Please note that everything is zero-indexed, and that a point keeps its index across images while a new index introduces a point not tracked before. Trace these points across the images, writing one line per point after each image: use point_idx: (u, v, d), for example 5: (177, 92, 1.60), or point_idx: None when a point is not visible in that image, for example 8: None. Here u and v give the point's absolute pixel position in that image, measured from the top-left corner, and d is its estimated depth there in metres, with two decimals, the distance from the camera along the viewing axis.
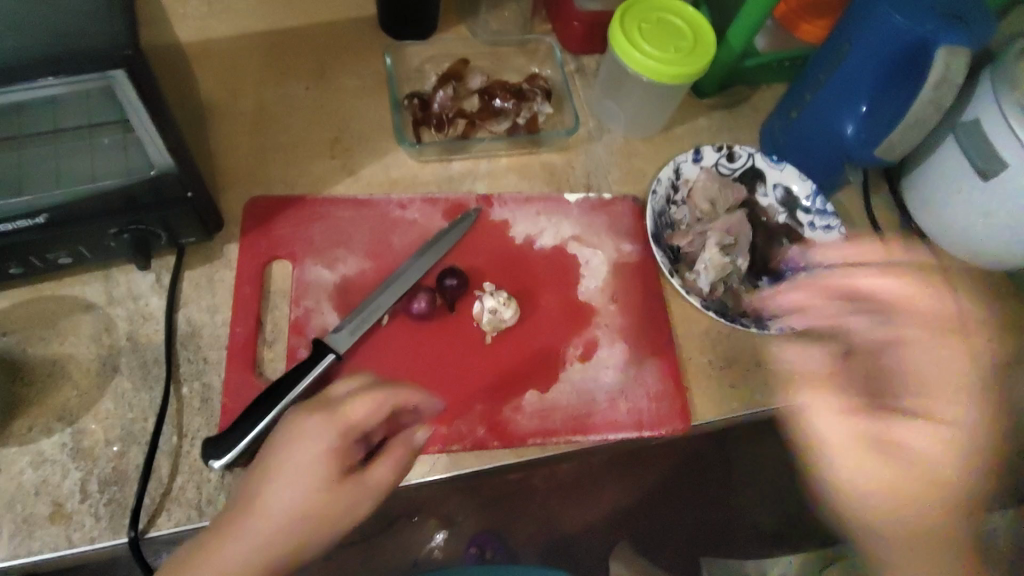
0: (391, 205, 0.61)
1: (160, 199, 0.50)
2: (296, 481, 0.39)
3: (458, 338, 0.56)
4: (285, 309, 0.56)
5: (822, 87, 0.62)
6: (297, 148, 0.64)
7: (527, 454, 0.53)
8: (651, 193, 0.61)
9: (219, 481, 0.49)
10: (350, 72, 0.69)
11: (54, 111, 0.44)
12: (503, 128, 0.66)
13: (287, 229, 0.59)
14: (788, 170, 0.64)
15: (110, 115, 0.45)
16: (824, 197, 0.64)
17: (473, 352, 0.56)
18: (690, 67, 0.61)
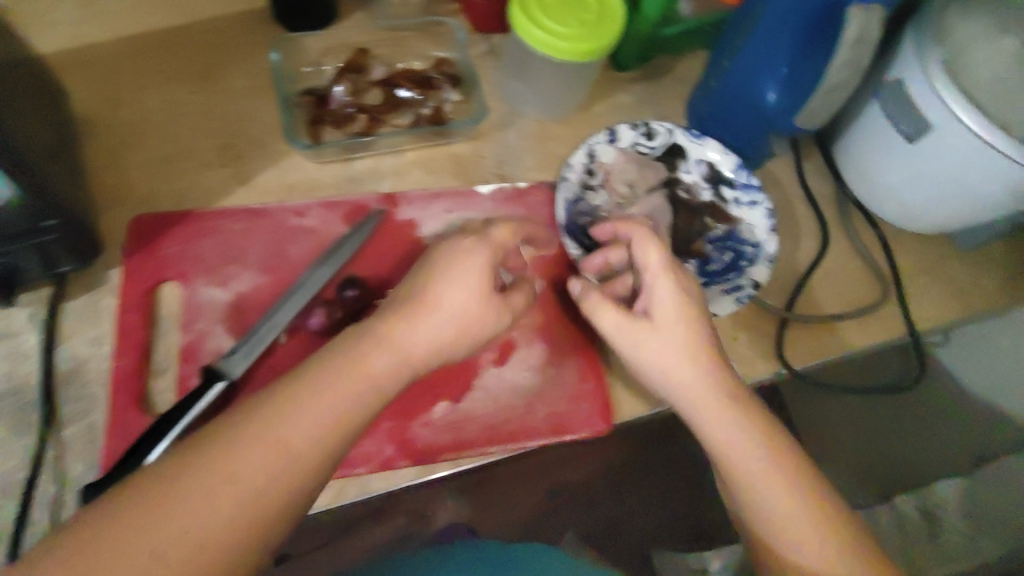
0: (286, 213, 0.57)
1: (31, 228, 0.45)
2: (464, 284, 0.44)
3: None
4: (174, 335, 0.52)
5: (739, 53, 0.57)
6: (186, 156, 0.59)
7: (440, 471, 0.50)
8: (561, 181, 0.58)
9: None
10: (239, 71, 0.64)
11: None
12: (406, 121, 0.62)
13: (174, 247, 0.55)
14: (711, 145, 0.59)
15: None
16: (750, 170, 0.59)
17: None
18: (596, 41, 0.56)
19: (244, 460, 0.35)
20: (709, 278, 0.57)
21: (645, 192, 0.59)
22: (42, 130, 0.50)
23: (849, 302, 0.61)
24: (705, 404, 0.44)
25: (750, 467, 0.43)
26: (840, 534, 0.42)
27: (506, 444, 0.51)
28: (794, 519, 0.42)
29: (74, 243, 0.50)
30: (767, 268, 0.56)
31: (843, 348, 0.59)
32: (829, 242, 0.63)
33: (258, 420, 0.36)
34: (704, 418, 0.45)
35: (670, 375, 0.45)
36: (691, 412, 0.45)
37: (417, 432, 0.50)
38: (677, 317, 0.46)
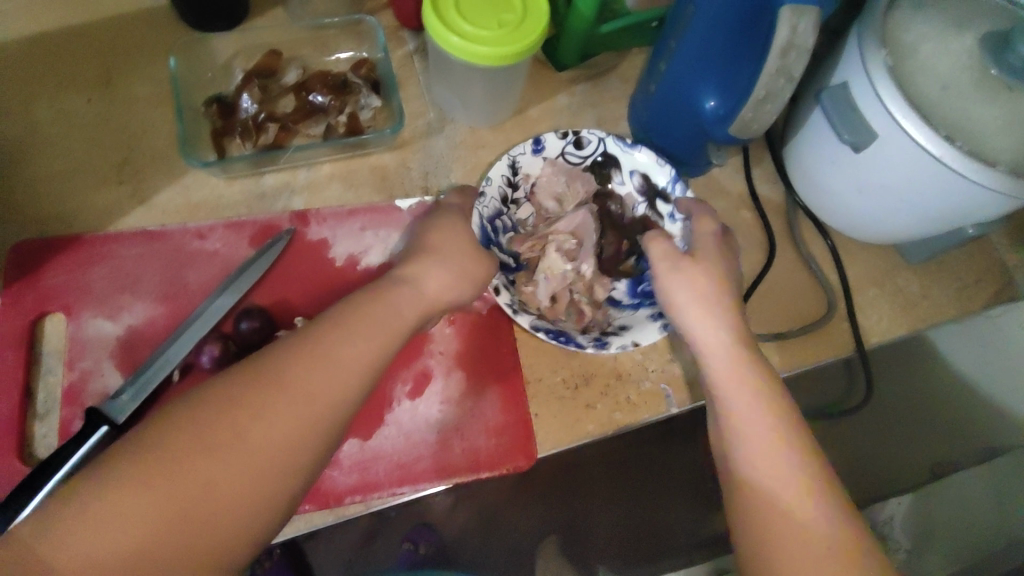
0: (187, 236, 0.53)
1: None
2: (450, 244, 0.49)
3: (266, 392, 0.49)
4: (59, 374, 0.49)
5: (673, 56, 0.54)
6: (78, 175, 0.55)
7: (348, 513, 0.47)
8: (477, 196, 0.54)
9: None
10: (142, 75, 0.58)
11: None
12: (319, 130, 0.58)
13: (61, 277, 0.51)
14: (645, 156, 0.57)
15: None
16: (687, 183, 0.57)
17: None
18: (515, 45, 0.52)
19: (221, 454, 0.35)
20: (638, 301, 0.55)
21: (572, 208, 0.57)
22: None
23: (792, 317, 0.58)
24: (723, 348, 0.46)
25: (753, 417, 0.43)
26: (824, 493, 0.40)
27: (417, 484, 0.48)
28: (785, 471, 0.41)
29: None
30: None
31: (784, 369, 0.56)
32: (776, 254, 0.60)
33: (233, 416, 0.36)
34: (721, 364, 0.45)
35: (700, 319, 0.47)
36: (714, 360, 0.46)
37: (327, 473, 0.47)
38: (714, 272, 0.49)
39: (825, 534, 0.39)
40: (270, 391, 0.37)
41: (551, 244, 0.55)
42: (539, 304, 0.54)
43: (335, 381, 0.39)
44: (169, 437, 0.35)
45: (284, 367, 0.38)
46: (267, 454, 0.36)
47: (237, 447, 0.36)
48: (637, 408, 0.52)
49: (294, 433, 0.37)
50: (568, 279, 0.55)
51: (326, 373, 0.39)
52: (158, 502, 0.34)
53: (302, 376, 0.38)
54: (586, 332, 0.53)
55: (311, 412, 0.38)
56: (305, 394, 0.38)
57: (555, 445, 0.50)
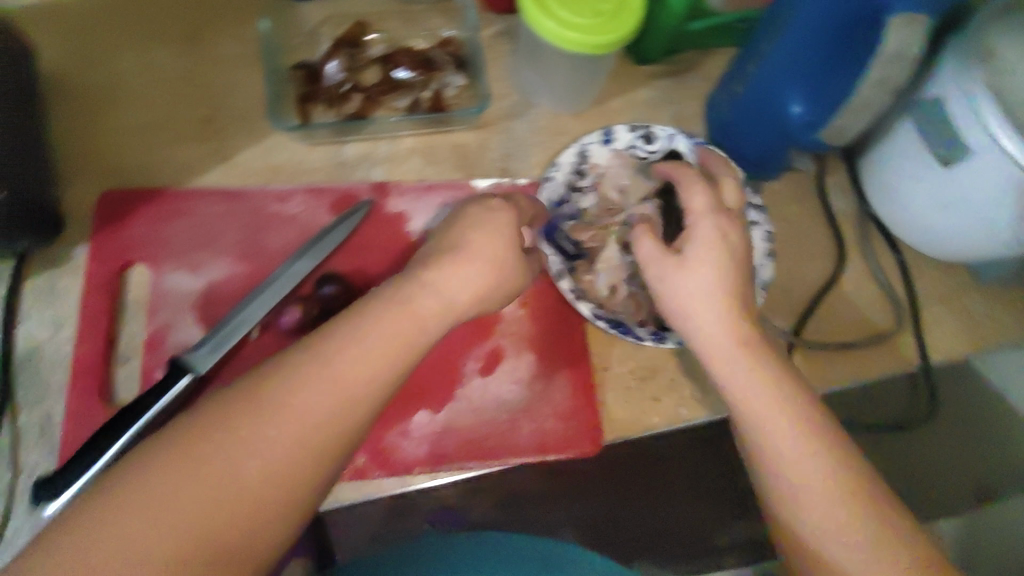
0: (268, 197, 0.53)
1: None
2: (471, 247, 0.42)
3: None
4: (140, 323, 0.49)
5: (763, 58, 0.53)
6: (160, 128, 0.54)
7: (413, 483, 0.48)
8: (544, 180, 0.54)
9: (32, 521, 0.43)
10: (231, 35, 0.58)
11: None
12: (403, 105, 0.58)
13: (142, 228, 0.51)
14: (713, 155, 0.55)
15: None
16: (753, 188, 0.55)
17: None
18: (614, 33, 0.51)
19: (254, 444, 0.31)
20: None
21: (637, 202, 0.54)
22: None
23: (858, 329, 0.58)
24: (741, 343, 0.41)
25: (777, 418, 0.39)
26: (867, 506, 0.37)
27: (484, 461, 0.48)
28: (818, 479, 0.38)
29: (16, 221, 0.45)
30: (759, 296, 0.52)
31: (843, 379, 0.56)
32: (845, 265, 0.60)
33: (268, 402, 0.32)
34: (741, 358, 0.41)
35: (706, 309, 0.42)
36: (722, 356, 0.41)
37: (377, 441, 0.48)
38: (713, 257, 0.43)
39: (867, 552, 0.36)
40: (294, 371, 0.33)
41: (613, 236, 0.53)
42: (597, 295, 0.52)
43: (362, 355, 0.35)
44: (199, 430, 0.31)
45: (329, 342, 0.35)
46: (307, 436, 0.32)
47: (271, 431, 0.32)
48: (705, 404, 0.52)
49: (323, 409, 0.33)
50: (626, 272, 0.53)
51: (353, 347, 0.35)
52: (189, 515, 0.29)
53: (328, 355, 0.34)
54: (643, 325, 0.51)
55: (338, 388, 0.34)
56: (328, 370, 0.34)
57: (621, 434, 0.50)
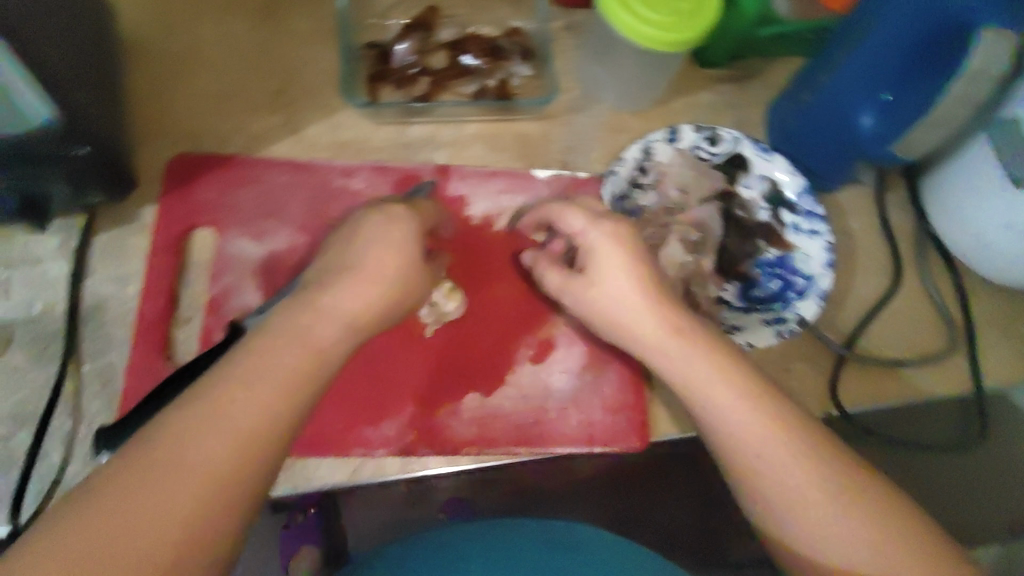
0: (334, 172, 0.54)
1: (26, 159, 0.42)
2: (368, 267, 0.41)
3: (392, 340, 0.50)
4: (202, 284, 0.50)
5: (837, 70, 0.53)
6: (232, 97, 0.55)
7: (460, 464, 0.47)
8: (609, 174, 0.54)
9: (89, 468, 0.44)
10: (305, 11, 0.59)
11: None
12: (470, 90, 0.58)
13: (210, 193, 0.52)
14: (778, 161, 0.54)
15: None
16: (816, 197, 0.54)
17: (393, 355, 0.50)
18: (691, 32, 0.51)
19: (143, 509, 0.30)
20: (748, 304, 0.53)
21: (697, 202, 0.55)
22: (74, 37, 0.44)
23: (912, 348, 0.57)
24: (670, 353, 0.40)
25: (759, 438, 0.38)
26: (895, 521, 0.36)
27: (532, 447, 0.48)
28: (812, 493, 0.37)
29: (92, 175, 0.46)
30: (815, 305, 0.52)
31: (896, 396, 0.55)
32: (901, 282, 0.59)
33: (160, 463, 0.31)
34: (683, 374, 0.40)
35: (636, 326, 0.41)
36: (670, 366, 0.41)
37: (331, 425, 0.47)
38: (618, 269, 0.42)
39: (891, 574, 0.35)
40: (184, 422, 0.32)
41: (673, 234, 0.54)
42: None
43: (258, 392, 0.34)
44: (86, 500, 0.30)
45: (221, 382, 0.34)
46: (200, 496, 0.31)
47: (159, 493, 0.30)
48: None
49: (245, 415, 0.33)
50: (688, 270, 0.53)
51: (246, 386, 0.34)
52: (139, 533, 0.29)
53: (219, 397, 0.33)
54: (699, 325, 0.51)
55: (229, 435, 0.32)
56: (220, 417, 0.32)
57: (668, 432, 0.50)
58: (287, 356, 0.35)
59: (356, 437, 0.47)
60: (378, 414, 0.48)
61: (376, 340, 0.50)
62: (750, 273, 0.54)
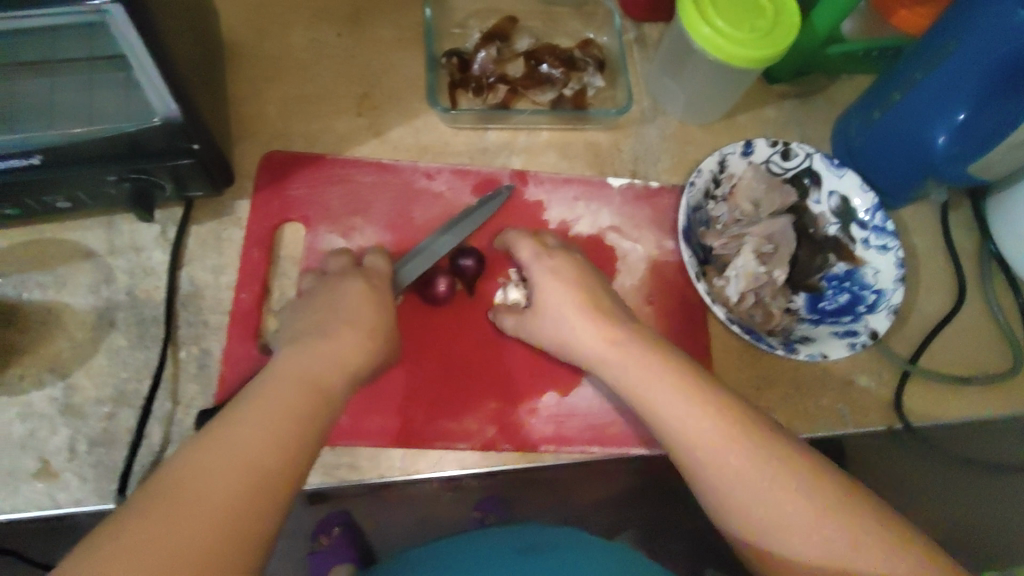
0: (417, 173, 0.56)
1: (133, 154, 0.45)
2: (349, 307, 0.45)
3: (470, 341, 0.52)
4: (293, 277, 0.53)
5: (914, 87, 0.54)
6: (320, 100, 0.58)
7: (537, 460, 0.49)
8: (688, 185, 0.54)
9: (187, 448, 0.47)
10: (388, 20, 0.62)
11: (40, 40, 0.38)
12: (548, 99, 0.60)
13: (301, 190, 0.54)
14: (850, 177, 0.56)
15: (101, 50, 0.39)
16: (886, 213, 0.56)
17: (468, 355, 0.51)
18: (770, 49, 0.52)
19: (163, 533, 0.31)
20: (818, 317, 0.54)
21: (768, 214, 0.56)
22: (192, 40, 0.47)
23: (977, 366, 0.57)
24: (610, 354, 0.45)
25: (767, 458, 0.39)
26: None
27: (607, 446, 0.49)
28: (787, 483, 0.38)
29: (197, 172, 0.49)
30: (887, 318, 0.52)
31: (960, 413, 0.56)
32: (964, 302, 0.59)
33: (184, 475, 0.33)
34: (619, 373, 0.44)
35: (582, 341, 0.46)
36: (612, 374, 0.44)
37: (395, 419, 0.49)
38: (560, 293, 0.47)
39: None
40: (196, 455, 0.34)
41: (748, 244, 0.55)
42: (728, 301, 0.53)
43: (264, 422, 0.36)
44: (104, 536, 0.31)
45: (230, 418, 0.36)
46: (210, 512, 0.32)
47: (178, 518, 0.32)
48: (817, 419, 0.54)
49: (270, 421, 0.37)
50: (760, 281, 0.54)
51: (261, 409, 0.37)
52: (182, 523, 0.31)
53: (228, 430, 0.35)
54: (773, 335, 0.53)
55: (240, 459, 0.34)
56: (229, 447, 0.35)
57: None
58: (288, 384, 0.39)
59: (438, 430, 0.49)
60: (458, 409, 0.50)
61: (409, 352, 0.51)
62: (818, 286, 0.56)
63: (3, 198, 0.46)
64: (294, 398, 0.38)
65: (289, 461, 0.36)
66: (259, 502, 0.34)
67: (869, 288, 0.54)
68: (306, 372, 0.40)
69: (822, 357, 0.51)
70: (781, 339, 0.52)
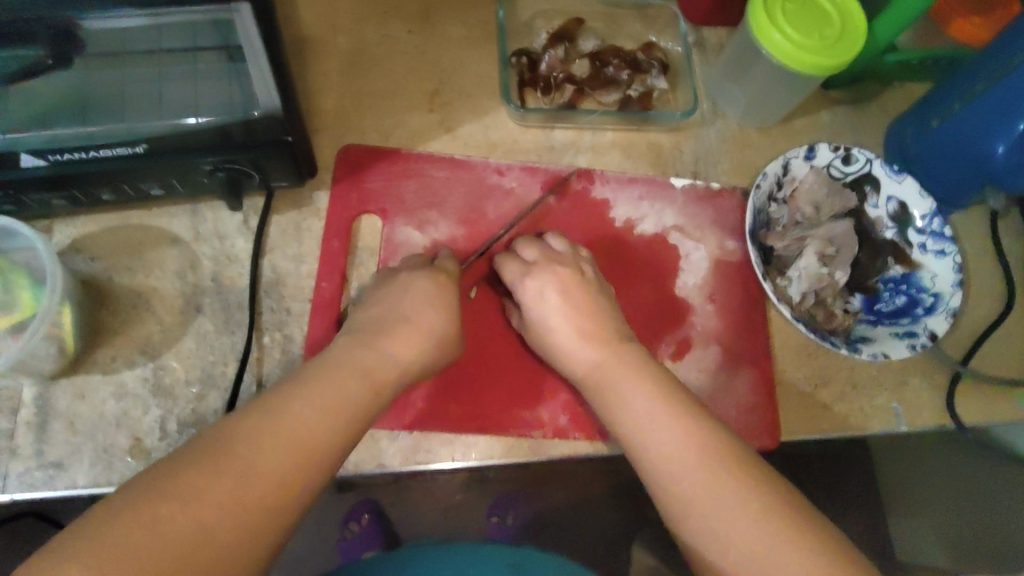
0: (488, 170, 0.58)
1: (228, 145, 0.47)
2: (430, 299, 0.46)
3: None
4: (371, 267, 0.54)
5: (976, 98, 0.55)
6: (393, 96, 0.60)
7: (607, 450, 0.51)
8: (754, 187, 0.56)
9: None
10: (457, 19, 0.63)
11: (160, 34, 0.39)
12: (612, 100, 0.62)
13: (380, 183, 0.56)
14: (909, 184, 0.58)
15: (214, 44, 0.41)
16: (943, 219, 0.58)
17: None
18: (834, 59, 0.54)
19: (205, 505, 0.32)
20: (876, 318, 0.56)
21: (830, 217, 0.58)
22: None
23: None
24: (608, 370, 0.45)
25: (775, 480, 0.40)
26: None
27: None
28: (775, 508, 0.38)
29: (287, 165, 0.51)
30: (946, 320, 0.54)
31: (1010, 415, 0.57)
32: (1013, 307, 0.61)
33: (236, 442, 0.35)
34: (610, 391, 0.44)
35: (587, 365, 0.46)
36: (618, 394, 0.44)
37: (472, 406, 0.51)
38: (554, 314, 0.48)
39: None
40: (257, 426, 0.36)
41: (810, 246, 0.56)
42: (790, 300, 0.56)
43: (326, 413, 0.38)
44: (151, 494, 0.32)
45: (291, 402, 0.37)
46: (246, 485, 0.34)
47: (221, 494, 0.33)
48: (872, 417, 0.55)
49: (319, 411, 0.38)
50: (823, 281, 0.56)
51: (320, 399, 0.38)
52: (218, 490, 0.33)
53: (289, 412, 0.37)
54: (835, 333, 0.55)
55: (290, 441, 0.36)
56: (286, 435, 0.36)
57: (798, 432, 0.54)
58: (350, 387, 0.40)
59: (513, 418, 0.51)
60: (530, 399, 0.52)
61: (485, 342, 0.53)
62: (874, 288, 0.58)
63: (102, 184, 0.48)
64: (352, 401, 0.39)
65: (333, 457, 0.37)
66: (294, 485, 0.35)
67: (925, 291, 0.56)
68: (370, 380, 0.41)
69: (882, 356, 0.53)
70: (843, 338, 0.54)
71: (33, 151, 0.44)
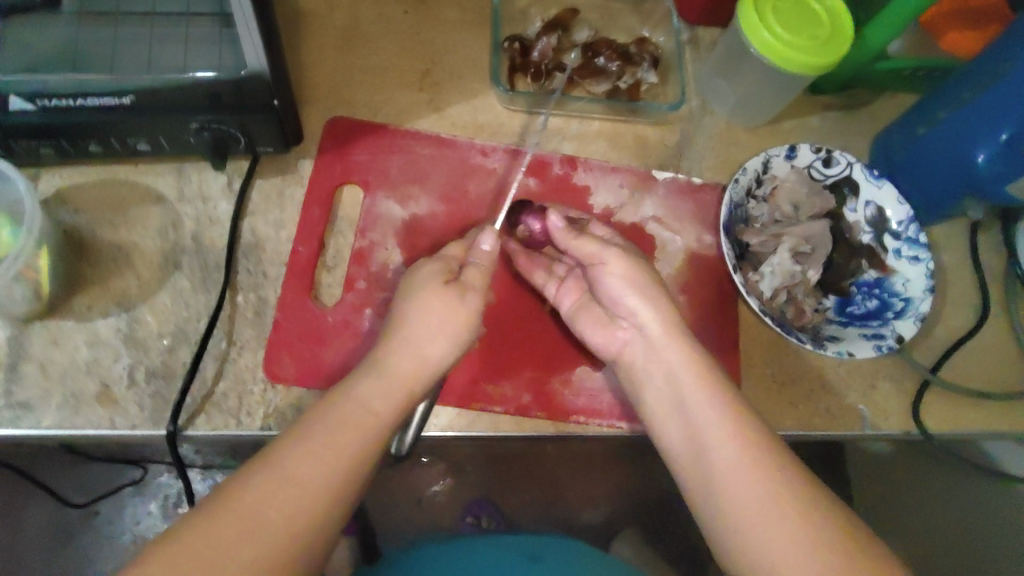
0: (472, 150, 0.59)
1: (217, 106, 0.48)
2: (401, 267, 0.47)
3: (513, 311, 0.54)
4: (350, 238, 0.55)
5: (963, 106, 0.56)
6: (385, 73, 0.60)
7: (567, 430, 0.52)
8: (733, 181, 0.57)
9: (236, 385, 0.49)
10: (454, 2, 0.64)
11: None
12: (602, 90, 0.62)
13: (363, 155, 0.57)
14: (887, 189, 0.58)
15: None
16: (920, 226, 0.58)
17: (515, 325, 0.54)
18: (820, 58, 0.54)
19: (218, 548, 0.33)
20: (847, 319, 0.57)
21: (808, 217, 0.59)
22: None
23: (996, 381, 0.59)
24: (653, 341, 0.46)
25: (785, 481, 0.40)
26: None
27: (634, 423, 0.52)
28: (799, 543, 0.38)
29: (272, 131, 0.51)
30: (914, 324, 0.55)
31: (979, 426, 0.57)
32: (987, 319, 0.61)
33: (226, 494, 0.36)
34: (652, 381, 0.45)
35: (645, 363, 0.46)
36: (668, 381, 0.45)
37: None
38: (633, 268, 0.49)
39: None
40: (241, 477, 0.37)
41: (785, 244, 0.57)
42: (761, 295, 0.56)
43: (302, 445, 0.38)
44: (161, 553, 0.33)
45: (280, 442, 0.38)
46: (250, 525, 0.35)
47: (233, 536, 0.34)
48: (838, 418, 0.55)
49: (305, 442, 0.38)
50: (795, 279, 0.57)
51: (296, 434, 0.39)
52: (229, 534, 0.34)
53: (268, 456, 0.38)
54: (802, 330, 0.55)
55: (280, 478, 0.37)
56: (276, 465, 0.37)
57: None
58: (333, 409, 0.40)
59: (476, 392, 0.51)
60: (495, 374, 0.52)
61: None
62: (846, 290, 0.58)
63: (90, 135, 0.49)
64: (333, 416, 0.40)
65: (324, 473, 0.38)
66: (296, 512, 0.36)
67: (896, 296, 0.56)
68: (352, 392, 0.41)
69: (847, 355, 0.54)
70: (810, 335, 0.55)
71: (23, 96, 0.45)
